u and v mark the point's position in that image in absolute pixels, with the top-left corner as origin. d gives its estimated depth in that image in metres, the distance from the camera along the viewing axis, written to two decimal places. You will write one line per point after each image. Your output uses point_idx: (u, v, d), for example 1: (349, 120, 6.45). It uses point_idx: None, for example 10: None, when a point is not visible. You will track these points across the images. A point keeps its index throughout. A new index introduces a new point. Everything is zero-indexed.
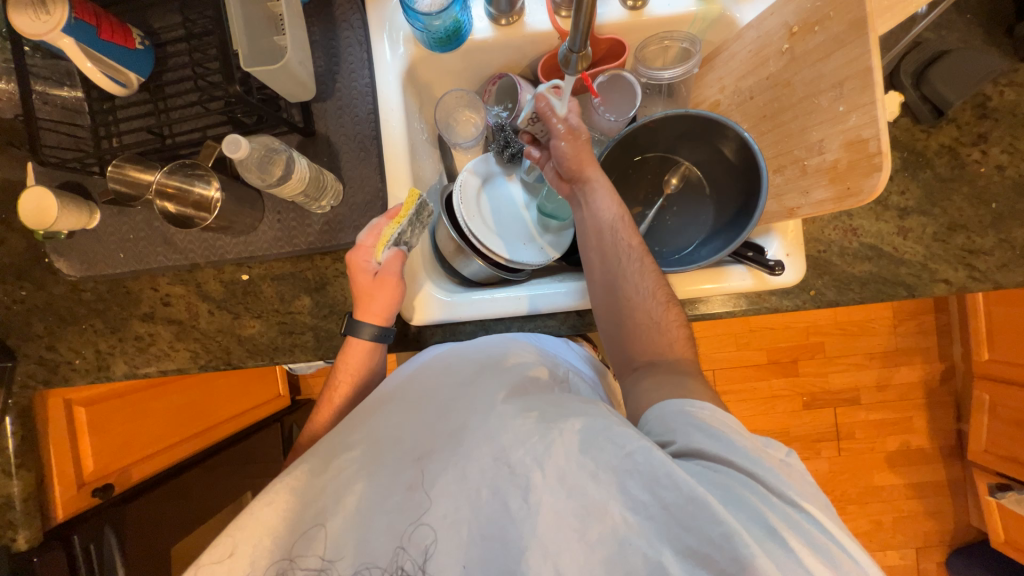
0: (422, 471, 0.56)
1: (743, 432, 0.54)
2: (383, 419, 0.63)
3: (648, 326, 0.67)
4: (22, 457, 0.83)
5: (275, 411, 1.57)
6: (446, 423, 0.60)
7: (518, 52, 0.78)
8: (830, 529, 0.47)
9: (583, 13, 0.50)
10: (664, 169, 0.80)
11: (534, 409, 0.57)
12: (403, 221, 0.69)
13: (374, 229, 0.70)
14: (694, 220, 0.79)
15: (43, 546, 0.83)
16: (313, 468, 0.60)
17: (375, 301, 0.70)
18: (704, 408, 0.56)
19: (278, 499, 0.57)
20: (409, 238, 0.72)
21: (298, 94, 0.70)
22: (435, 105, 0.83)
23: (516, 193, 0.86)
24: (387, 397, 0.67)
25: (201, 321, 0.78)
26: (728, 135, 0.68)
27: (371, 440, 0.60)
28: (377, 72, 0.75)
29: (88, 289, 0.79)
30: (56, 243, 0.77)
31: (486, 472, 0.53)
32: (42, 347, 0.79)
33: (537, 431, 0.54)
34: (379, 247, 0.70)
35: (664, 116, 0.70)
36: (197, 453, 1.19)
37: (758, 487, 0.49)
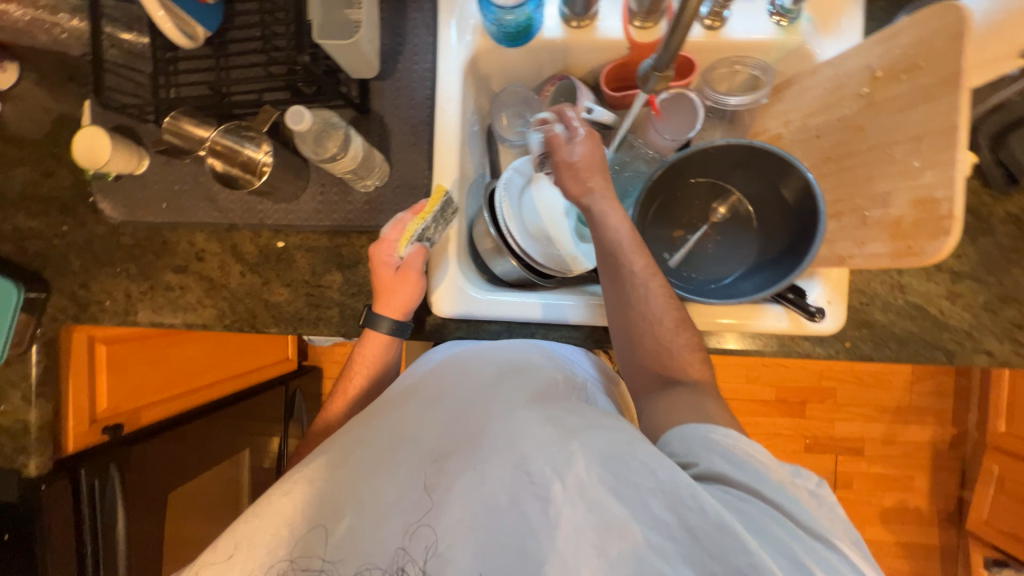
0: (441, 471, 0.56)
1: (770, 459, 0.53)
2: (403, 415, 0.63)
3: (662, 350, 0.66)
4: (42, 387, 0.84)
5: (280, 373, 1.60)
6: (465, 425, 0.60)
7: (585, 57, 0.77)
8: (858, 564, 0.46)
9: (675, 37, 0.49)
10: (713, 196, 0.79)
11: (555, 417, 0.57)
12: (427, 218, 0.68)
13: (399, 224, 0.69)
14: (736, 252, 0.78)
15: (51, 475, 0.85)
16: (333, 460, 0.60)
17: (393, 295, 0.72)
18: (729, 435, 0.55)
19: (296, 490, 0.57)
20: (433, 235, 0.72)
21: (361, 70, 0.69)
22: (493, 99, 0.83)
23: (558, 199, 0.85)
24: (407, 393, 0.67)
25: (232, 282, 0.78)
26: (792, 178, 0.66)
27: (393, 433, 0.61)
28: (440, 57, 0.74)
29: (127, 233, 0.80)
30: (103, 184, 0.78)
31: (508, 481, 0.53)
32: (76, 284, 0.81)
33: (557, 441, 0.54)
34: (401, 243, 0.69)
35: (726, 143, 0.68)
36: (204, 404, 1.21)
37: (786, 519, 0.48)
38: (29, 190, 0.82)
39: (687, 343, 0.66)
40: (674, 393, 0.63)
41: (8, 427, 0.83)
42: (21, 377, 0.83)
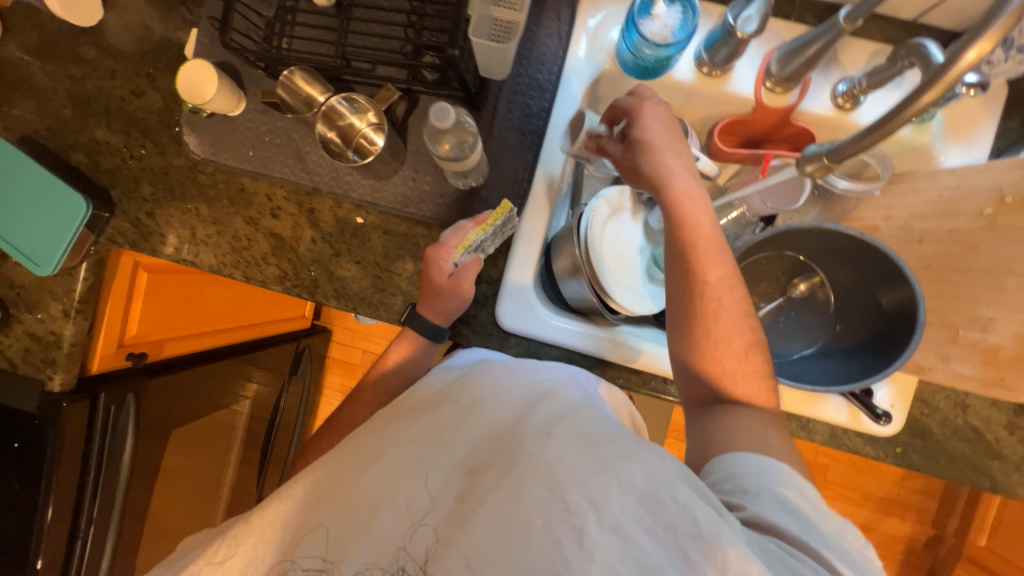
0: (470, 486, 0.55)
1: (821, 510, 0.51)
2: (437, 420, 0.62)
3: (725, 373, 0.60)
4: (84, 304, 0.82)
5: (293, 330, 1.59)
6: (497, 439, 0.58)
7: (705, 105, 0.75)
8: None
9: (871, 138, 0.48)
10: (794, 272, 0.78)
11: (598, 442, 0.54)
12: (490, 229, 0.68)
13: (460, 231, 0.69)
14: (804, 331, 0.78)
15: (72, 394, 0.83)
16: (365, 457, 0.60)
17: (440, 301, 0.70)
18: (781, 480, 0.52)
19: (336, 482, 0.59)
20: (489, 246, 0.72)
21: (493, 70, 0.68)
22: None
23: (635, 234, 0.82)
24: (438, 399, 0.66)
25: (302, 246, 0.77)
26: (893, 290, 0.65)
27: (423, 438, 0.60)
28: (564, 73, 0.73)
29: (206, 171, 0.78)
30: (193, 117, 0.76)
31: (541, 504, 0.50)
32: (143, 210, 0.79)
33: (596, 471, 0.51)
34: (458, 250, 0.69)
35: (836, 229, 0.66)
36: (219, 347, 1.19)
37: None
38: (113, 104, 0.79)
39: (753, 372, 0.60)
40: (734, 427, 0.57)
41: (41, 337, 0.80)
42: (65, 290, 0.81)
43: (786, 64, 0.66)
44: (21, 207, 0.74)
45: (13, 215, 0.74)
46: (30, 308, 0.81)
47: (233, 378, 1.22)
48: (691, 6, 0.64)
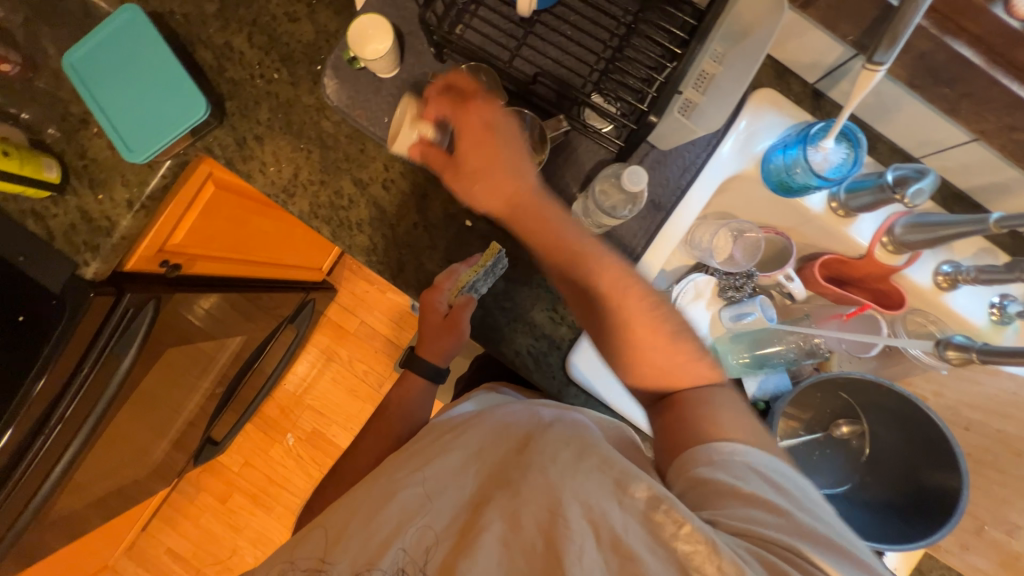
0: (473, 516, 0.49)
1: (805, 508, 0.46)
2: (439, 445, 0.58)
3: (676, 379, 0.58)
4: (151, 201, 0.77)
5: (305, 280, 1.54)
6: (498, 459, 0.53)
7: (817, 235, 0.79)
8: None
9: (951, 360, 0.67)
10: (841, 413, 0.82)
11: (584, 447, 0.50)
12: (480, 270, 0.70)
13: (452, 273, 0.71)
14: (831, 470, 0.83)
15: (99, 285, 0.78)
16: (375, 494, 0.54)
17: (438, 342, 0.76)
18: (736, 466, 0.49)
19: (353, 514, 0.53)
20: (483, 288, 0.73)
21: (662, 143, 0.71)
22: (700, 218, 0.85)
23: (702, 321, 0.86)
24: (445, 428, 0.62)
25: (401, 226, 0.75)
26: (939, 473, 0.71)
27: (428, 459, 0.56)
28: (711, 160, 0.74)
29: (332, 118, 0.75)
30: (340, 63, 0.74)
31: (540, 524, 0.45)
32: (252, 132, 0.75)
33: (591, 483, 0.46)
34: (452, 292, 0.71)
35: (905, 395, 0.73)
36: (238, 277, 1.13)
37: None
38: (260, 17, 0.76)
39: (669, 352, 0.58)
40: (712, 416, 0.54)
41: (96, 220, 0.76)
42: (138, 181, 0.76)
43: (910, 233, 0.71)
44: (136, 87, 0.70)
45: (124, 91, 0.70)
46: (94, 186, 0.76)
47: (228, 311, 1.10)
48: (855, 153, 0.68)
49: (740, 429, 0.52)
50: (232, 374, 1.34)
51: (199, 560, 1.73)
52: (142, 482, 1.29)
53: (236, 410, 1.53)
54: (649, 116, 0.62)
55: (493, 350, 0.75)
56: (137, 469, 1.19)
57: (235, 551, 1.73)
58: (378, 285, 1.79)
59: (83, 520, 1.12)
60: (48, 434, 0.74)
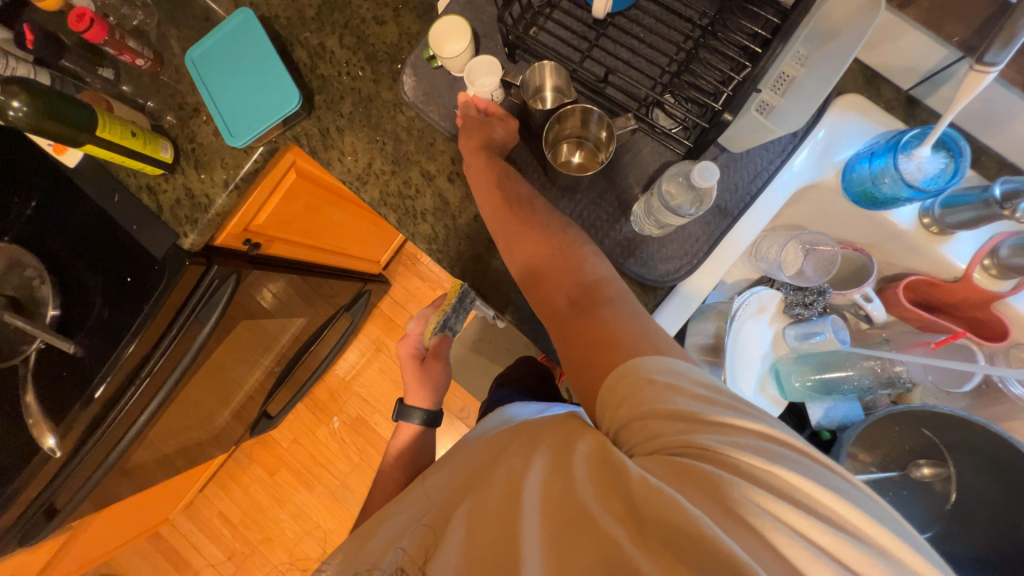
0: (449, 515, 0.49)
1: (721, 411, 0.44)
2: (441, 464, 0.60)
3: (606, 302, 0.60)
4: (244, 182, 0.85)
5: (363, 271, 1.62)
6: (477, 458, 0.55)
7: (904, 253, 0.73)
8: (817, 501, 0.39)
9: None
10: (923, 454, 0.74)
11: (545, 427, 0.52)
12: (449, 308, 0.91)
13: (422, 321, 0.97)
14: (911, 516, 0.74)
15: (195, 255, 0.86)
16: (397, 506, 0.56)
17: (420, 390, 0.90)
18: (648, 384, 0.47)
19: (375, 526, 0.54)
20: (453, 325, 0.95)
21: (736, 144, 0.68)
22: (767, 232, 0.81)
23: (767, 340, 0.80)
24: (455, 445, 0.63)
25: (462, 218, 0.78)
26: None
27: (428, 477, 0.58)
28: (785, 167, 0.71)
29: (406, 114, 0.80)
30: (420, 64, 0.79)
31: (500, 504, 0.45)
32: (334, 124, 0.81)
33: (547, 454, 0.47)
34: (426, 334, 0.94)
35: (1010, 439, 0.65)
36: (303, 261, 1.21)
37: (772, 474, 0.40)
38: (352, 21, 0.82)
39: (586, 288, 0.63)
40: (613, 337, 0.54)
41: (196, 196, 0.84)
42: (236, 164, 0.84)
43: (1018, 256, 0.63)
44: (241, 80, 0.79)
45: (231, 82, 0.79)
46: (199, 167, 0.85)
47: (291, 296, 1.19)
48: (955, 163, 0.63)
49: (638, 338, 0.53)
50: (292, 353, 1.43)
51: (245, 527, 1.84)
52: (206, 444, 1.40)
53: (292, 388, 1.64)
54: (723, 114, 0.61)
55: (543, 346, 0.75)
56: (202, 432, 1.30)
57: (277, 523, 1.83)
58: (430, 282, 1.85)
59: (155, 471, 1.23)
60: (138, 385, 0.83)
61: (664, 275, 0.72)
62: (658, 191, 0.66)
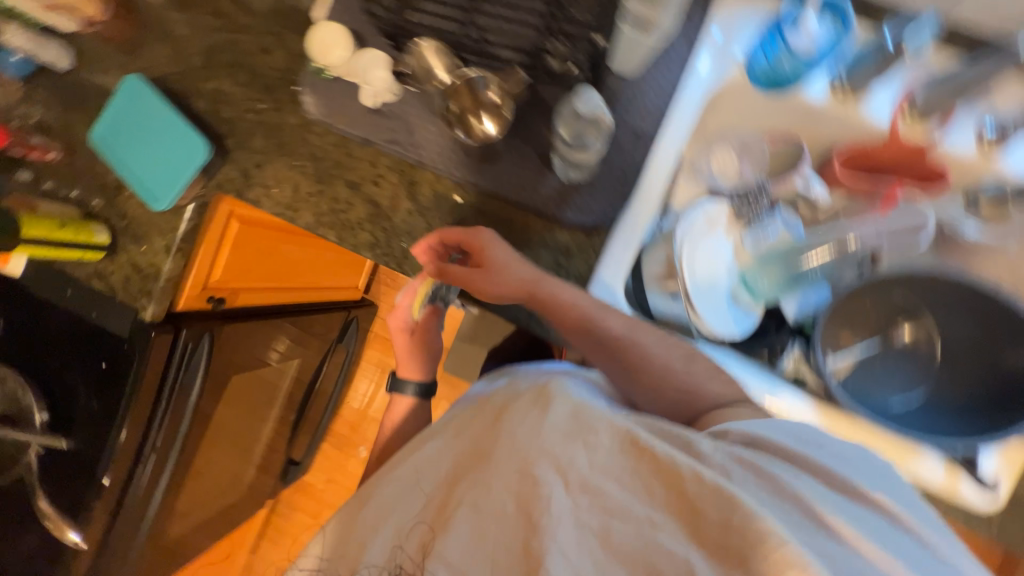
0: (456, 483, 0.56)
1: (806, 439, 0.52)
2: (443, 438, 0.65)
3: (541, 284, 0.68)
4: (185, 242, 0.86)
5: (343, 299, 1.63)
6: (481, 430, 0.60)
7: (825, 128, 0.74)
8: (830, 486, 0.48)
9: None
10: (900, 315, 0.74)
11: (549, 403, 0.56)
12: (439, 285, 0.82)
13: (410, 291, 0.87)
14: (902, 380, 0.74)
15: (161, 324, 0.87)
16: (402, 483, 0.64)
17: (409, 365, 0.97)
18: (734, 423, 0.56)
19: (381, 515, 0.62)
20: (445, 295, 0.86)
21: (624, 70, 0.70)
22: (702, 138, 0.80)
23: (727, 251, 0.78)
24: (438, 425, 0.71)
25: (397, 217, 0.78)
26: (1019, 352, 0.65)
27: (412, 474, 0.64)
28: (687, 77, 0.71)
29: (316, 132, 0.80)
30: (314, 79, 0.78)
31: (511, 482, 0.51)
32: (252, 162, 0.82)
33: (554, 434, 0.52)
34: (415, 303, 0.87)
35: (969, 280, 0.65)
36: (276, 304, 1.22)
37: (835, 495, 0.47)
38: (241, 57, 0.83)
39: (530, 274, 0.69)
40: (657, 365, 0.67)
41: (143, 268, 0.86)
42: (171, 228, 0.85)
43: (932, 95, 0.67)
44: (149, 144, 0.79)
45: (141, 149, 0.80)
46: (139, 240, 0.86)
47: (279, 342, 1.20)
48: (841, 24, 0.64)
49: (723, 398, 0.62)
50: (296, 397, 1.45)
51: None
52: (240, 505, 1.43)
53: (310, 430, 1.66)
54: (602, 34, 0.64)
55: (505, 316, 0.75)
56: (233, 494, 1.33)
57: None
58: None
59: (196, 542, 1.26)
60: (144, 463, 0.86)
61: (599, 216, 0.72)
62: (561, 138, 0.69)
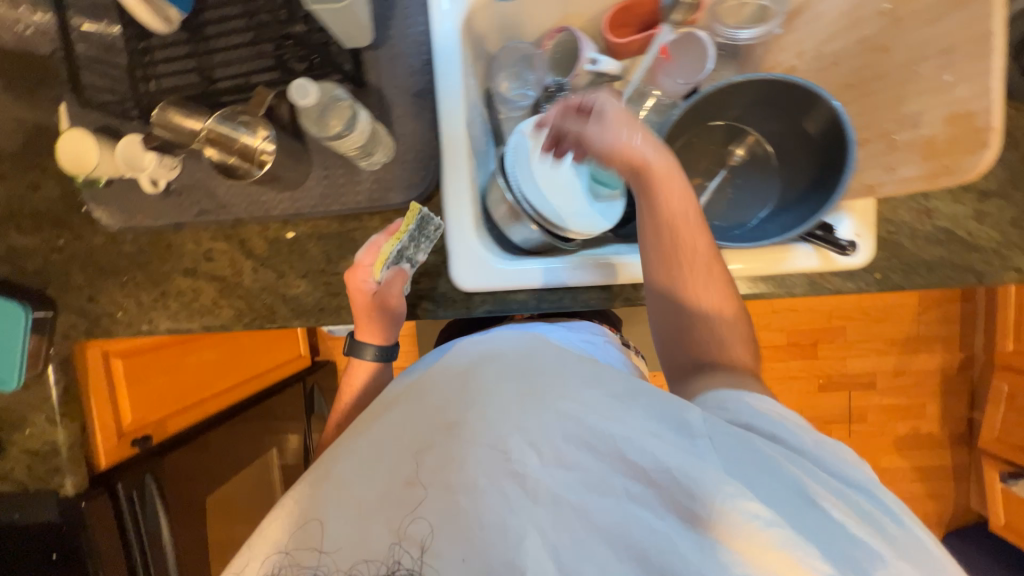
0: (420, 454, 0.50)
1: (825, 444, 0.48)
2: (391, 414, 0.56)
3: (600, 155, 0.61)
4: (67, 406, 0.82)
5: (298, 371, 1.51)
6: (448, 399, 0.54)
7: (584, 3, 0.75)
8: (895, 512, 0.44)
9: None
10: (729, 139, 0.76)
11: (518, 381, 0.53)
12: (403, 238, 0.68)
13: (373, 246, 0.68)
14: (759, 192, 0.76)
15: (90, 490, 0.84)
16: (312, 480, 0.53)
17: (372, 324, 0.70)
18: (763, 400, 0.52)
19: (284, 510, 0.52)
20: (413, 255, 0.71)
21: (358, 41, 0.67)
22: (491, 60, 0.80)
23: (566, 158, 0.81)
24: (389, 399, 0.60)
25: (246, 278, 0.76)
26: (813, 113, 0.64)
27: (368, 441, 0.54)
28: (432, 17, 0.70)
29: (128, 240, 0.77)
30: (95, 191, 0.74)
31: (485, 458, 0.47)
32: (83, 298, 0.78)
33: (531, 412, 0.49)
34: (377, 267, 0.68)
35: (742, 81, 0.65)
36: (234, 405, 1.17)
37: (801, 460, 0.46)
38: (15, 205, 0.77)
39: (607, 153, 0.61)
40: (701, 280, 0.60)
41: (38, 449, 0.82)
42: (41, 401, 0.81)
43: None
44: None
45: None
46: (21, 425, 0.82)
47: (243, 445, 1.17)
48: None
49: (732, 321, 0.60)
50: None
51: None
52: None
53: None
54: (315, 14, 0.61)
55: None
56: None
57: None
58: None
59: None
60: None
61: (424, 185, 0.72)
62: (332, 148, 0.64)
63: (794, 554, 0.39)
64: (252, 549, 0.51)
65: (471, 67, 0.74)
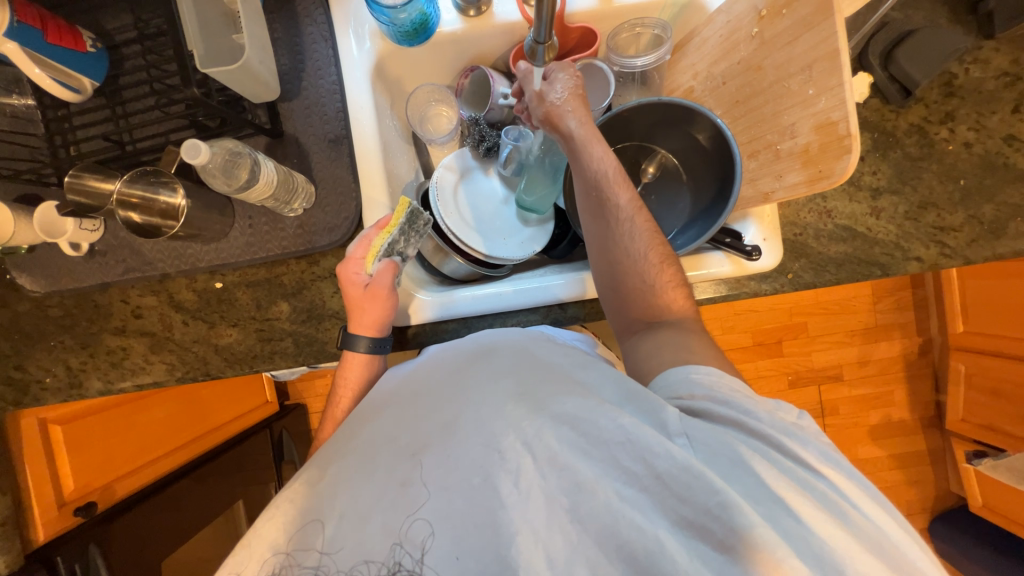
0: (414, 459, 0.49)
1: (795, 433, 0.46)
2: (379, 421, 0.55)
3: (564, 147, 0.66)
4: None
5: (265, 418, 1.44)
6: (440, 401, 0.53)
7: (490, 44, 0.80)
8: (854, 496, 0.43)
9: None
10: (640, 157, 0.81)
11: (510, 381, 0.52)
12: (393, 230, 0.68)
13: (364, 240, 0.69)
14: (671, 208, 0.80)
15: (24, 570, 0.77)
16: (309, 478, 0.52)
17: (365, 314, 0.68)
18: (711, 373, 0.51)
19: (277, 512, 0.50)
20: (403, 248, 0.70)
21: (264, 94, 0.68)
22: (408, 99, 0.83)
23: (493, 188, 0.85)
24: (377, 404, 0.59)
25: (176, 332, 0.76)
26: (700, 124, 0.70)
27: (361, 447, 0.52)
28: (344, 68, 0.73)
29: (54, 304, 0.76)
30: (17, 259, 0.74)
31: (476, 460, 0.46)
32: (10, 366, 0.77)
33: (522, 410, 0.48)
34: (368, 260, 0.68)
35: (638, 103, 0.71)
36: (200, 455, 1.16)
37: (767, 451, 0.45)
38: None
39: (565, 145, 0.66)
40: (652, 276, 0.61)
41: None
42: None
43: None
44: None
45: None
46: None
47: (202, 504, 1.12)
48: None
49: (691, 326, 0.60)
50: None
51: None
52: None
53: None
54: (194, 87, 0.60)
55: (325, 357, 0.75)
56: None
57: None
58: None
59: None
60: None
61: (346, 225, 0.73)
62: (247, 200, 0.68)
63: (772, 553, 0.38)
64: (244, 553, 0.48)
65: (387, 112, 0.79)
